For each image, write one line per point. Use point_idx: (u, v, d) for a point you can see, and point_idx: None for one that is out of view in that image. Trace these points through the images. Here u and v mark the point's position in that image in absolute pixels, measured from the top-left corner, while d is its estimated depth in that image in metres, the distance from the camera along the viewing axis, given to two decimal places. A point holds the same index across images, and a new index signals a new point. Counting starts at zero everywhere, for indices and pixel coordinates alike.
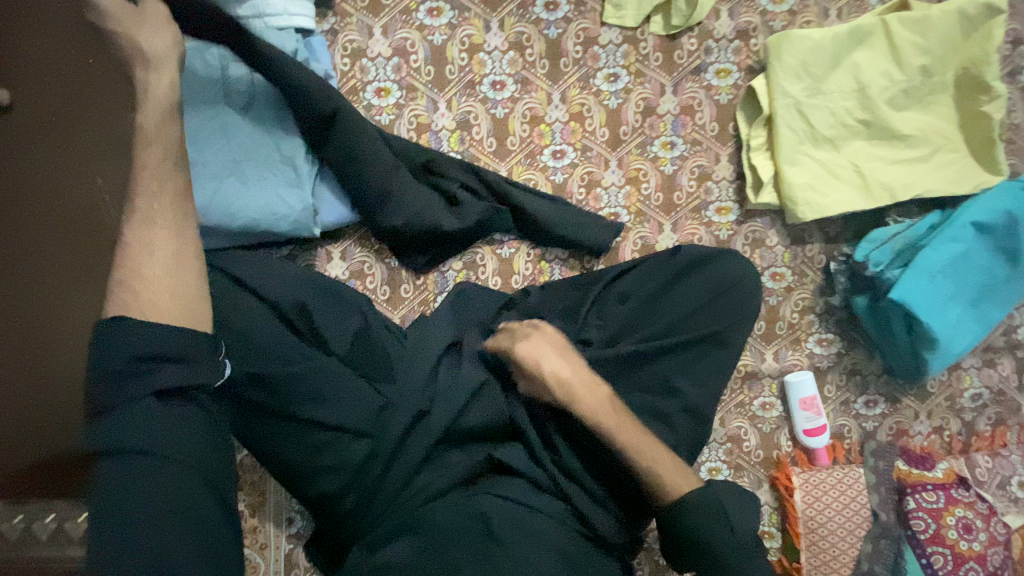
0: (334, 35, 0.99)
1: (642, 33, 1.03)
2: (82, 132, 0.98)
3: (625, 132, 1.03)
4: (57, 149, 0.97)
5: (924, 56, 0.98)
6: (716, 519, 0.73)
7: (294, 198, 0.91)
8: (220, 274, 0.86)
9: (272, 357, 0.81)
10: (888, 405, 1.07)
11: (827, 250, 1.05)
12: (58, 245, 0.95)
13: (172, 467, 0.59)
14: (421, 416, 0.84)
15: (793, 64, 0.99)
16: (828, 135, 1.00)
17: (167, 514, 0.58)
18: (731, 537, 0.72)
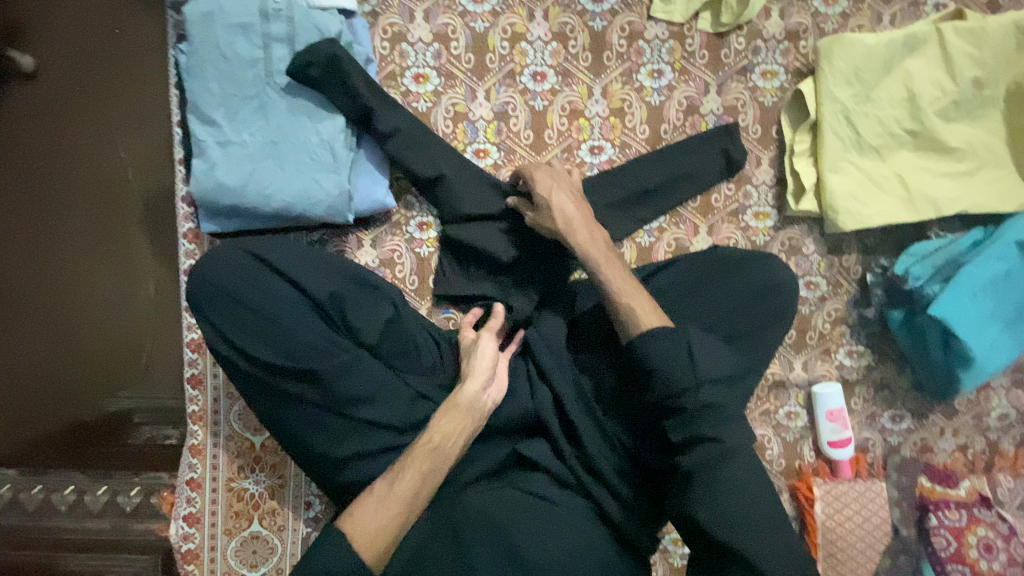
0: (375, 16, 0.97)
1: (690, 29, 1.00)
2: (108, 103, 1.12)
3: (666, 130, 1.01)
4: (100, 121, 1.13)
5: (978, 67, 0.95)
6: (679, 367, 0.74)
7: (330, 182, 0.89)
8: (250, 257, 0.83)
9: (305, 348, 0.80)
10: (914, 420, 1.06)
11: (864, 261, 1.04)
12: (113, 221, 1.14)
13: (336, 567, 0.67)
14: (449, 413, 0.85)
15: (843, 69, 0.96)
16: (874, 144, 0.97)
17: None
18: (695, 379, 0.74)
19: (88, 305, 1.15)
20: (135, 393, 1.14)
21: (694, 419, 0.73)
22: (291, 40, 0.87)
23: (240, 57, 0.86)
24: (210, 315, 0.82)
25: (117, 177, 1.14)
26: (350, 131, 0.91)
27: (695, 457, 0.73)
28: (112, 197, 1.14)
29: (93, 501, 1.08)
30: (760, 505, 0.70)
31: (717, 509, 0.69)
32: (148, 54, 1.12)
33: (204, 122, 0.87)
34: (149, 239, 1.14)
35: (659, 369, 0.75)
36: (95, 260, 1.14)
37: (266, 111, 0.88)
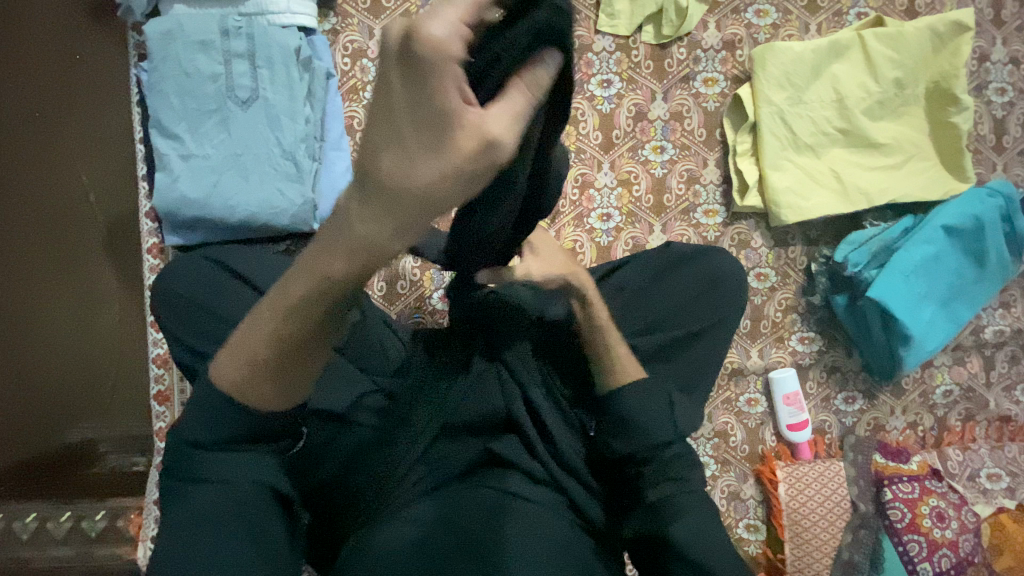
0: (335, 34, 1.00)
1: (634, 41, 1.07)
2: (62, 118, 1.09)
3: (618, 136, 1.07)
4: (53, 139, 1.08)
5: (898, 69, 1.04)
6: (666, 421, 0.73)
7: (294, 192, 0.90)
8: (217, 268, 0.86)
9: None
10: (865, 401, 1.13)
11: (809, 252, 1.10)
12: (68, 239, 1.09)
13: (225, 474, 0.53)
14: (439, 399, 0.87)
15: (776, 74, 1.04)
16: (809, 142, 1.05)
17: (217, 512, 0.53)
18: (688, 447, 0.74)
19: (42, 334, 1.07)
20: (94, 423, 1.10)
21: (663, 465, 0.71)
22: (252, 56, 0.89)
23: (201, 73, 0.87)
24: (175, 329, 0.83)
25: (75, 201, 1.09)
26: (313, 141, 0.93)
27: (657, 491, 0.70)
28: (67, 215, 1.08)
29: (56, 527, 1.05)
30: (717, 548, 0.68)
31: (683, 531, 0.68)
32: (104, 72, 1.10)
33: (166, 137, 0.88)
34: (109, 263, 1.10)
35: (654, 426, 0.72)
36: (48, 287, 1.07)
37: (226, 123, 0.88)
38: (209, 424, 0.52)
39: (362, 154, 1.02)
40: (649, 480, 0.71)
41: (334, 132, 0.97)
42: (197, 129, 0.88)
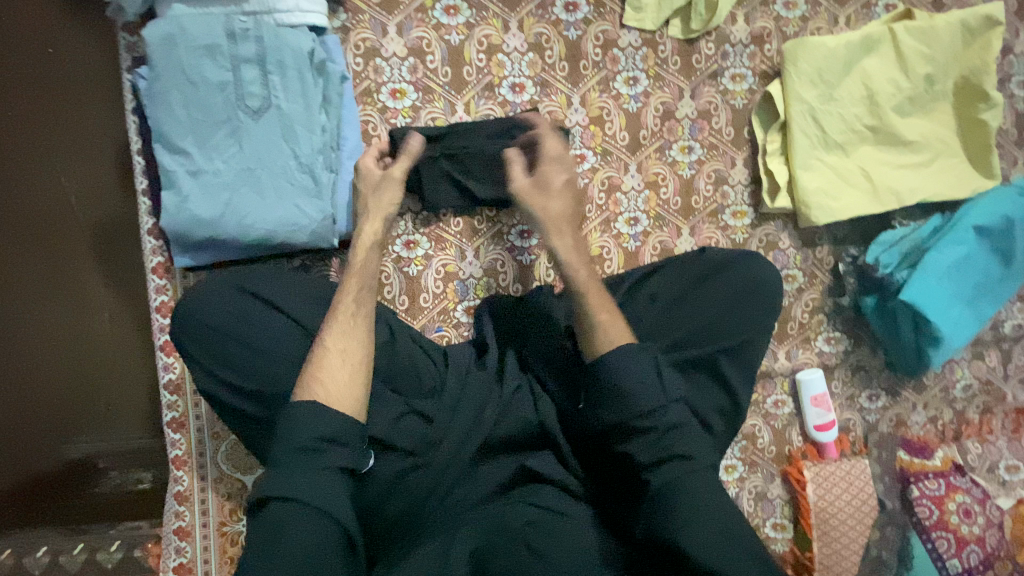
0: (346, 32, 0.93)
1: (661, 35, 1.02)
2: (40, 117, 0.98)
3: (645, 136, 1.03)
4: (31, 138, 0.98)
5: (929, 65, 1.02)
6: (643, 382, 0.74)
7: (313, 208, 0.85)
8: (237, 290, 0.80)
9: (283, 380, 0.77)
10: (888, 398, 1.13)
11: (836, 252, 1.08)
12: (51, 247, 1.00)
13: (319, 475, 0.63)
14: (478, 420, 0.87)
15: (808, 71, 1.00)
16: (839, 141, 1.02)
17: (304, 516, 0.60)
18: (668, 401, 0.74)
19: (37, 346, 1.01)
20: (95, 438, 1.03)
21: (664, 436, 0.72)
22: (262, 60, 0.81)
23: (207, 81, 0.80)
24: (200, 358, 0.78)
25: (62, 208, 0.99)
26: (330, 151, 0.87)
27: (662, 475, 0.71)
28: (49, 222, 0.99)
29: (68, 559, 1.01)
30: (720, 524, 0.67)
31: (692, 488, 0.69)
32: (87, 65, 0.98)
33: (172, 151, 0.81)
34: (104, 277, 1.01)
35: (623, 388, 0.74)
36: (39, 297, 1.00)
37: (238, 135, 0.81)
38: (311, 424, 0.65)
39: None
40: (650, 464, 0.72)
41: (351, 140, 0.91)
42: (207, 142, 0.81)
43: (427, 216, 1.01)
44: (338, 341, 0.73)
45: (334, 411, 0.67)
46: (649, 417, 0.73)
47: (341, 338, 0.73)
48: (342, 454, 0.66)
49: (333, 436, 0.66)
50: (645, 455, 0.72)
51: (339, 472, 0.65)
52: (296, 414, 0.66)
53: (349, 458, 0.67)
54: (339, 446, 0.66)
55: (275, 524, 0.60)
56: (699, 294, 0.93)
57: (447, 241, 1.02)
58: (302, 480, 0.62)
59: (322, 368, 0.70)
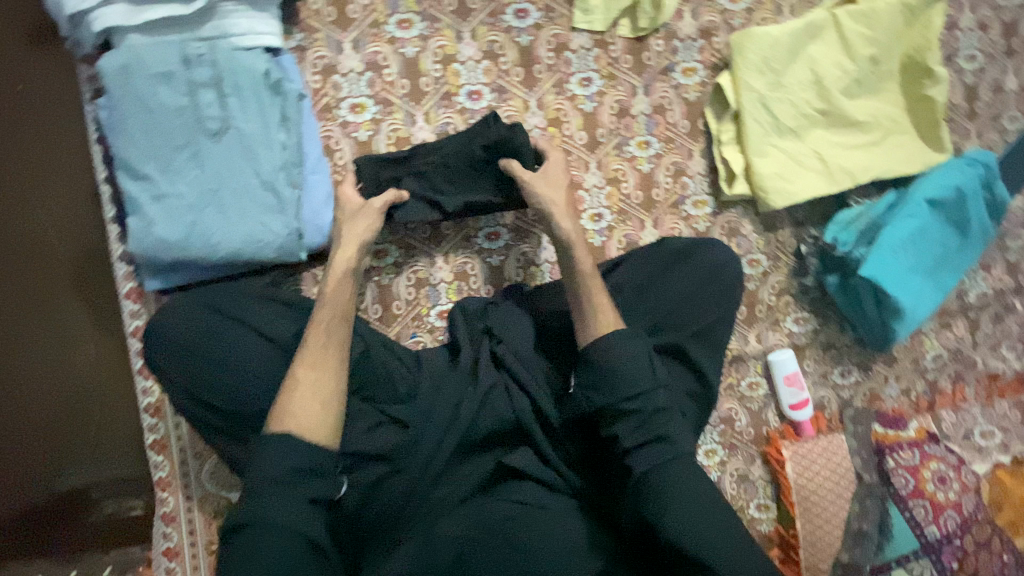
0: (302, 52, 0.96)
1: (611, 36, 1.05)
2: None
3: (603, 134, 1.06)
4: None
5: (872, 46, 1.05)
6: (635, 368, 0.79)
7: (277, 224, 0.86)
8: (208, 311, 0.82)
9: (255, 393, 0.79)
10: (860, 373, 1.16)
11: (797, 234, 1.11)
12: None
13: (289, 501, 0.66)
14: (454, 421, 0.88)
15: (755, 60, 1.03)
16: (791, 126, 1.05)
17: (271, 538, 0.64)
18: (653, 384, 0.78)
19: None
20: None
21: (650, 419, 0.77)
22: (218, 84, 0.84)
23: (166, 108, 0.82)
24: (173, 376, 0.80)
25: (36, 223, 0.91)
26: (292, 168, 0.88)
27: (644, 458, 0.76)
28: None
29: None
30: (700, 504, 0.73)
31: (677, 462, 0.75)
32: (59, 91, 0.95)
33: (135, 178, 0.83)
34: (85, 307, 0.94)
35: (621, 377, 0.78)
36: None
37: (199, 158, 0.84)
38: (282, 454, 0.68)
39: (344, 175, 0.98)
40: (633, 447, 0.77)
41: (313, 155, 0.93)
42: (169, 167, 0.83)
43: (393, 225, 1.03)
44: (311, 371, 0.76)
45: (308, 442, 0.70)
46: (637, 398, 0.78)
47: (315, 367, 0.76)
48: (314, 482, 0.69)
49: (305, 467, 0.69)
50: (630, 440, 0.77)
51: (306, 503, 0.67)
52: (272, 443, 0.69)
53: (323, 487, 0.69)
54: (312, 475, 0.69)
55: (245, 548, 0.63)
56: (664, 283, 0.96)
57: (415, 248, 1.04)
58: (271, 504, 0.65)
59: (296, 396, 0.73)
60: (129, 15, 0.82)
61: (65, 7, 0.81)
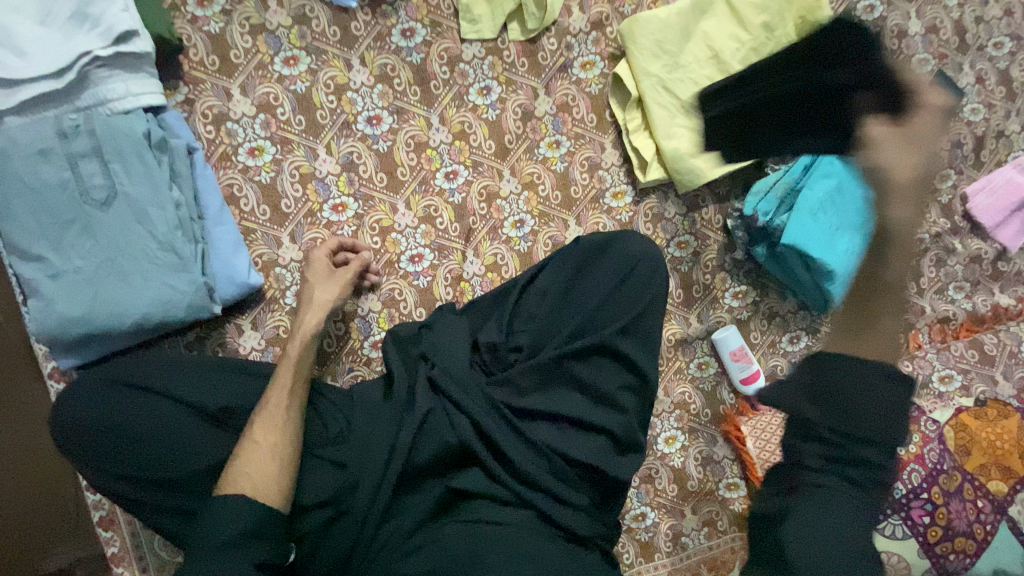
0: (190, 104, 0.94)
1: (503, 41, 1.04)
2: None
3: (511, 140, 1.06)
4: None
5: (764, 13, 1.04)
6: (872, 389, 0.71)
7: (183, 282, 0.85)
8: (118, 386, 0.81)
9: (176, 461, 0.78)
10: (810, 337, 1.15)
11: (722, 210, 1.11)
12: None
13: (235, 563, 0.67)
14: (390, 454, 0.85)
15: (649, 46, 1.02)
16: (695, 104, 1.05)
17: None
18: (887, 439, 0.69)
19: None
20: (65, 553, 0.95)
21: (845, 455, 0.70)
22: (99, 152, 0.82)
23: (49, 184, 0.81)
24: (90, 459, 0.78)
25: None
26: (190, 223, 0.87)
27: (816, 457, 0.71)
28: None
29: None
30: (831, 550, 0.65)
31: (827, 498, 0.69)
32: None
33: (30, 260, 0.81)
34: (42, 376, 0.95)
35: (847, 385, 0.72)
36: None
37: (91, 229, 0.82)
38: (226, 518, 0.69)
39: (253, 221, 0.97)
40: (812, 466, 0.72)
41: (213, 207, 0.91)
42: (62, 244, 0.82)
43: None
44: (269, 434, 0.77)
45: (253, 499, 0.71)
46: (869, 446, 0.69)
47: (272, 430, 0.77)
48: (262, 543, 0.70)
49: (250, 528, 0.69)
50: (819, 447, 0.72)
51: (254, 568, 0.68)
52: (218, 508, 0.69)
53: (270, 547, 0.70)
54: (260, 535, 0.69)
55: None
56: (586, 283, 0.97)
57: None
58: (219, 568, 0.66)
59: (252, 464, 0.74)
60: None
61: None
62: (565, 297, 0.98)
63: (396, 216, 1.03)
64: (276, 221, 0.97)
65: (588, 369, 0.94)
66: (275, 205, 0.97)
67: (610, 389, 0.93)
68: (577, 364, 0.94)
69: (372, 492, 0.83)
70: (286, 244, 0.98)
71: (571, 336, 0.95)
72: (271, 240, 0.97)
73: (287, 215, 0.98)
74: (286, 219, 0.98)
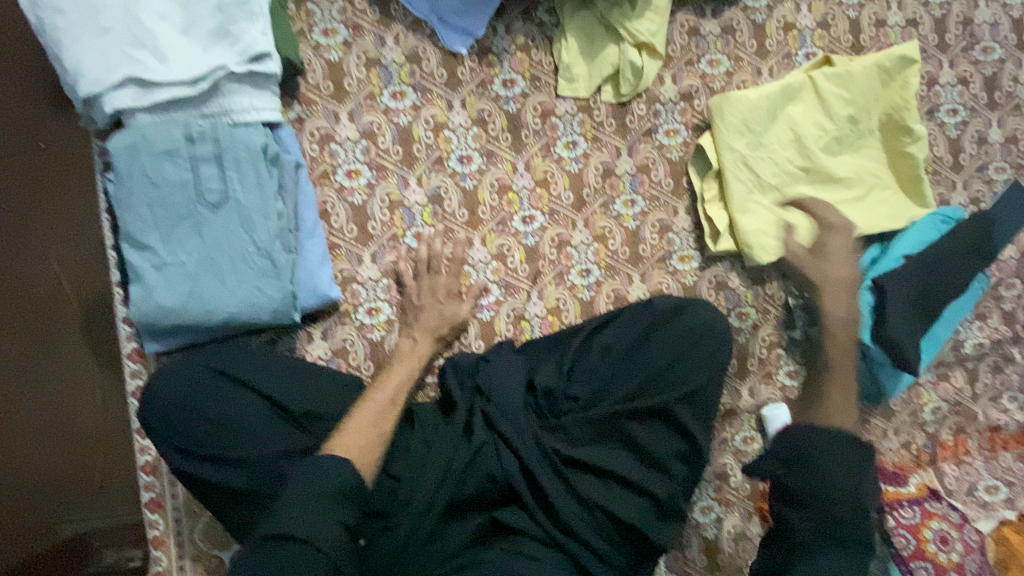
0: (301, 122, 1.01)
1: (595, 102, 1.09)
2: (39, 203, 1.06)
3: (589, 194, 1.10)
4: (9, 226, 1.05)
5: (851, 107, 1.08)
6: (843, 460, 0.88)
7: (273, 288, 0.90)
8: (204, 372, 0.84)
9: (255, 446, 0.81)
10: (858, 426, 1.14)
11: (785, 287, 1.12)
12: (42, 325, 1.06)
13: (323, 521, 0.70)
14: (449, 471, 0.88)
15: (735, 123, 1.06)
16: (773, 184, 1.08)
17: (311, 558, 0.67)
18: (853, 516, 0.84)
19: (10, 421, 1.04)
20: (90, 516, 1.06)
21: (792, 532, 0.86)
22: (219, 159, 0.88)
23: (170, 182, 0.87)
24: (169, 436, 0.82)
25: (52, 291, 1.06)
26: (287, 234, 0.92)
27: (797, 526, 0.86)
28: (44, 307, 1.06)
29: None
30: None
31: (810, 551, 0.82)
32: (66, 156, 1.07)
33: (139, 249, 0.87)
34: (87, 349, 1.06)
35: (822, 462, 0.87)
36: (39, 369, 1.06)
37: (200, 228, 0.88)
38: (324, 480, 0.73)
39: (339, 238, 1.02)
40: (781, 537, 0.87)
41: (308, 220, 0.97)
42: (170, 238, 0.87)
43: (387, 283, 1.04)
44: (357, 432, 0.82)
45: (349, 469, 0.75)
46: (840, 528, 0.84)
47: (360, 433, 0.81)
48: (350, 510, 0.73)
49: (342, 495, 0.73)
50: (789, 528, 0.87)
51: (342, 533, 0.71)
52: (317, 471, 0.73)
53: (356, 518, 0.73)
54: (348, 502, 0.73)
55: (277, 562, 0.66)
56: (653, 345, 0.99)
57: None
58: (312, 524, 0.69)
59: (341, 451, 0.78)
60: (137, 98, 0.88)
61: (78, 90, 0.86)
62: (627, 354, 1.00)
63: (470, 251, 1.07)
64: (360, 240, 1.03)
65: (640, 431, 0.95)
66: (362, 225, 1.03)
67: (659, 453, 0.95)
68: (631, 423, 0.95)
69: (429, 505, 0.86)
70: (367, 263, 1.03)
71: (628, 396, 0.97)
72: (353, 256, 1.02)
73: (372, 236, 1.03)
74: (370, 239, 1.03)
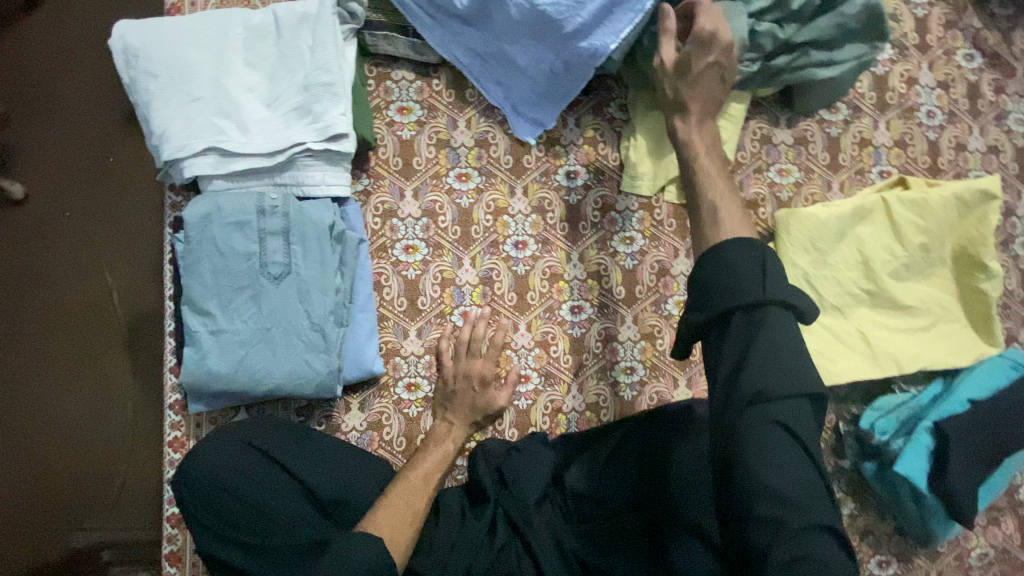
0: (367, 195, 1.02)
1: (657, 200, 1.08)
2: (99, 225, 1.21)
3: (641, 291, 1.08)
4: (74, 244, 1.21)
5: (923, 235, 1.04)
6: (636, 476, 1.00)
7: (320, 363, 0.90)
8: (243, 448, 0.87)
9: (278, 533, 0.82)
10: (900, 566, 1.07)
11: (837, 410, 1.08)
12: (90, 333, 1.19)
13: None
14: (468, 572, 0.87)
15: (801, 239, 1.03)
16: (836, 304, 1.04)
17: None
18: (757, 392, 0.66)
19: (52, 425, 1.17)
20: (101, 530, 1.14)
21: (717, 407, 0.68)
22: (286, 233, 0.90)
23: (236, 252, 0.89)
24: (199, 513, 0.84)
25: (103, 306, 1.20)
26: (342, 309, 0.94)
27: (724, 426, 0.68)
28: (91, 319, 1.19)
29: None
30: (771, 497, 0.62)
31: (740, 480, 0.62)
32: (132, 189, 1.22)
33: (199, 313, 0.89)
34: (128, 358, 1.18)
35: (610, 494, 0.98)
36: (77, 370, 1.18)
37: (258, 298, 0.89)
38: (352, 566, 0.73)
39: (389, 310, 1.02)
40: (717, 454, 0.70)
41: (362, 295, 0.99)
42: (230, 307, 0.89)
43: (429, 360, 1.02)
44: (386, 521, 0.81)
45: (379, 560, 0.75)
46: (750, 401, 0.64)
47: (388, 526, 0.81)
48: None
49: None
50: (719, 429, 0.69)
51: None
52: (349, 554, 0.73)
53: None
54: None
55: None
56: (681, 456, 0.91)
57: None
58: None
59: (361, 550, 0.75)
60: (218, 165, 0.90)
61: (161, 153, 0.89)
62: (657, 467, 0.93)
63: (514, 335, 1.05)
64: (408, 315, 1.02)
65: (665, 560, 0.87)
66: (412, 301, 1.02)
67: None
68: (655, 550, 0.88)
69: None
70: (412, 338, 1.02)
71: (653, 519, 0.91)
72: (399, 330, 1.02)
73: (420, 311, 1.02)
74: (418, 315, 1.03)
